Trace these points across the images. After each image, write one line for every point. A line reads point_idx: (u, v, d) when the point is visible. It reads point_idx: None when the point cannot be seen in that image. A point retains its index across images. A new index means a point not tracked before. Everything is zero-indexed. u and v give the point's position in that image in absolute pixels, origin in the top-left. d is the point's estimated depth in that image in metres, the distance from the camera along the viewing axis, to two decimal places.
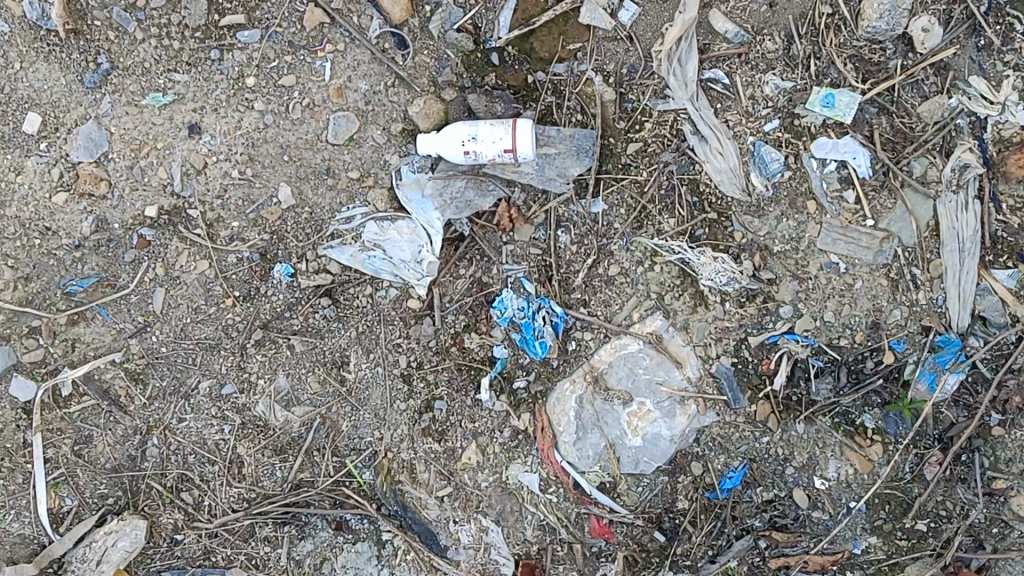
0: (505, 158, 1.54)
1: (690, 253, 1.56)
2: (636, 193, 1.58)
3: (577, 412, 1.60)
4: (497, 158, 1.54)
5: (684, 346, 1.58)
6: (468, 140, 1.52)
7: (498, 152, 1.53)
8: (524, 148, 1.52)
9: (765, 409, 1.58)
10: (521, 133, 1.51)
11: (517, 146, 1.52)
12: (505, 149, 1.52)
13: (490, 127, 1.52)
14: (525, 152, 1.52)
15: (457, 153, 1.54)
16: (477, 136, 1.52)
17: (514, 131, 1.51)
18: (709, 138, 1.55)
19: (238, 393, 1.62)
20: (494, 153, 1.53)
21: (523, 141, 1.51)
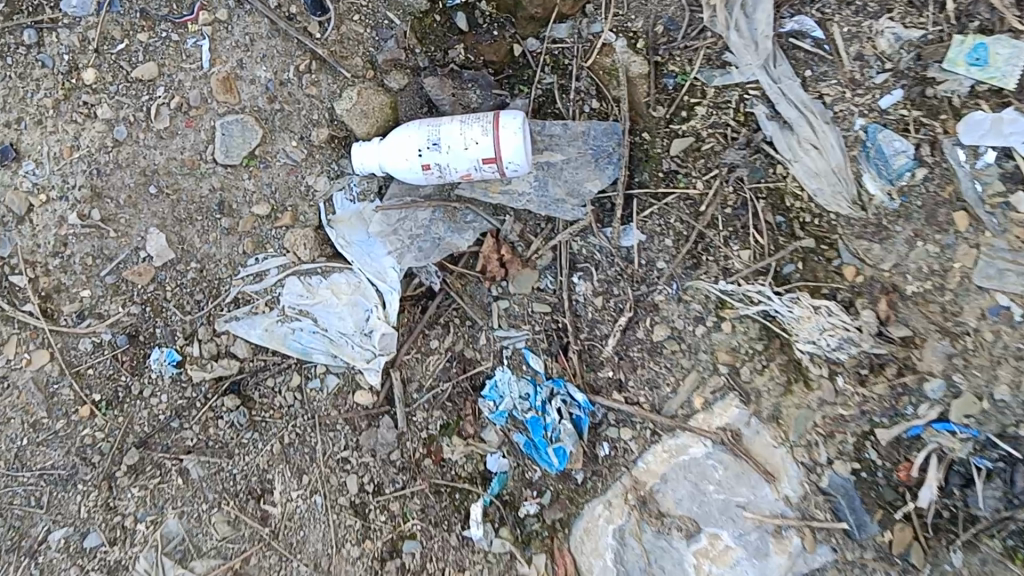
0: (486, 173, 1.01)
1: (778, 304, 1.01)
2: (688, 215, 1.05)
3: (617, 552, 1.05)
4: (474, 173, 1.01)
5: (777, 449, 1.03)
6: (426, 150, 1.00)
7: (474, 165, 1.00)
8: (513, 156, 0.99)
9: (905, 536, 1.00)
10: (505, 134, 0.98)
11: (501, 153, 0.99)
12: (482, 160, 0.99)
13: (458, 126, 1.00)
14: (514, 162, 0.99)
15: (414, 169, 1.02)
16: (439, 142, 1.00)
17: (494, 131, 0.98)
18: (796, 125, 1.00)
19: (105, 546, 1.06)
20: (468, 166, 1.00)
21: (509, 145, 0.98)
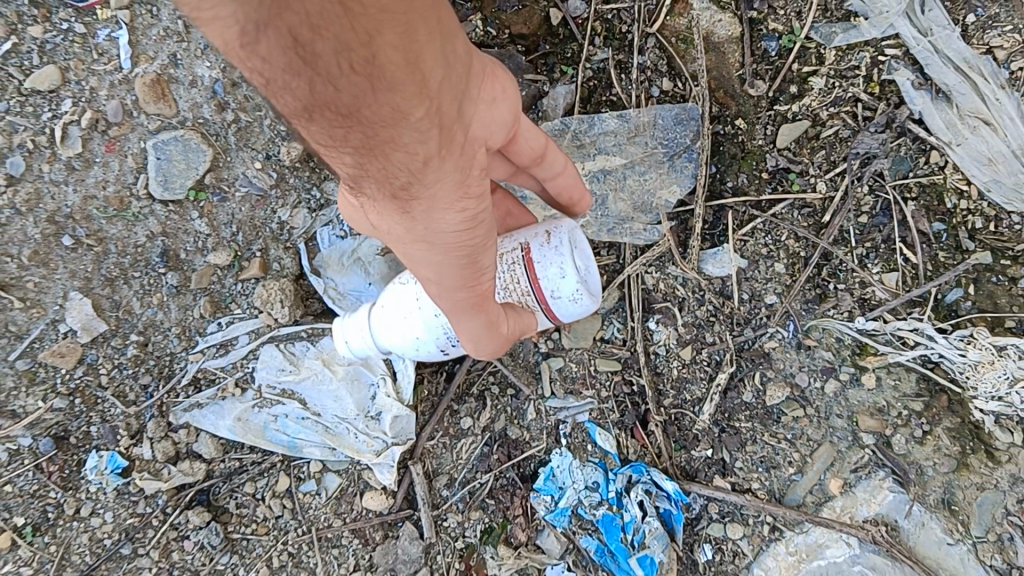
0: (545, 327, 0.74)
1: (943, 342, 0.72)
2: (805, 227, 0.77)
3: None
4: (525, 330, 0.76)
5: (954, 547, 0.72)
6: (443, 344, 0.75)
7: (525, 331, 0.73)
8: (568, 305, 0.70)
9: None
10: (541, 280, 0.69)
11: (553, 307, 0.70)
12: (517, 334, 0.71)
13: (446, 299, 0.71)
14: (571, 311, 0.71)
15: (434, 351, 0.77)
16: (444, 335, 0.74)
17: (528, 274, 0.69)
18: (959, 97, 0.70)
19: None
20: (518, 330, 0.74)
21: (563, 301, 0.70)
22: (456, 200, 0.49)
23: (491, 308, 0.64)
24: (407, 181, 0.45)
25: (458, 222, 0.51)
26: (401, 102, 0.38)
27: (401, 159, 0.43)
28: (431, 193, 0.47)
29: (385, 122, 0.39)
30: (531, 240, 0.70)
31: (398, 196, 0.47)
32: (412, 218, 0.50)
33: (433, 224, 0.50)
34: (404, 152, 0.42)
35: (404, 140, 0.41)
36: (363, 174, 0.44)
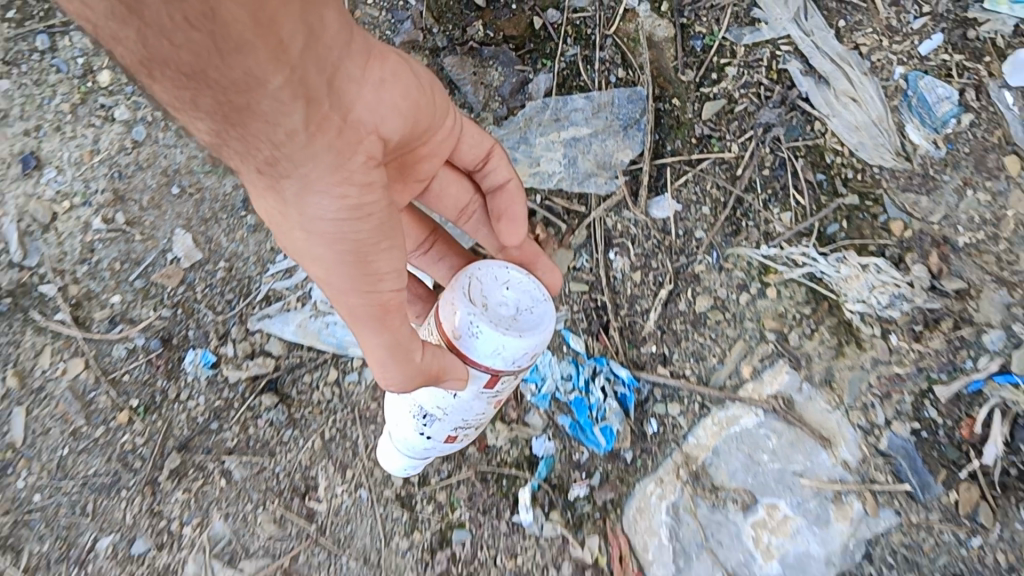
0: (496, 387, 0.77)
1: (823, 262, 0.99)
2: (725, 180, 1.03)
3: (673, 529, 0.98)
4: (483, 392, 0.78)
5: (832, 413, 0.98)
6: (415, 431, 0.87)
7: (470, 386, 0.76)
8: (492, 342, 0.72)
9: (971, 497, 0.93)
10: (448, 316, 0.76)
11: (465, 347, 0.72)
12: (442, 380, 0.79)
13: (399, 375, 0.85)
14: (504, 353, 0.72)
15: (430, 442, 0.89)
16: (409, 420, 0.86)
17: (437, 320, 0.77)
18: (834, 78, 1.01)
19: (155, 551, 1.00)
20: (470, 393, 0.78)
21: (478, 343, 0.72)
22: (335, 183, 0.64)
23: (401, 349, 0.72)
24: (271, 152, 0.61)
25: (337, 217, 0.66)
26: (243, 66, 0.53)
27: (262, 131, 0.59)
28: (293, 167, 0.62)
29: (234, 81, 0.54)
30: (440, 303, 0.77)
31: (270, 169, 0.63)
32: (284, 193, 0.65)
33: (314, 211, 0.66)
34: (265, 122, 0.58)
35: (256, 105, 0.56)
36: (224, 138, 0.60)
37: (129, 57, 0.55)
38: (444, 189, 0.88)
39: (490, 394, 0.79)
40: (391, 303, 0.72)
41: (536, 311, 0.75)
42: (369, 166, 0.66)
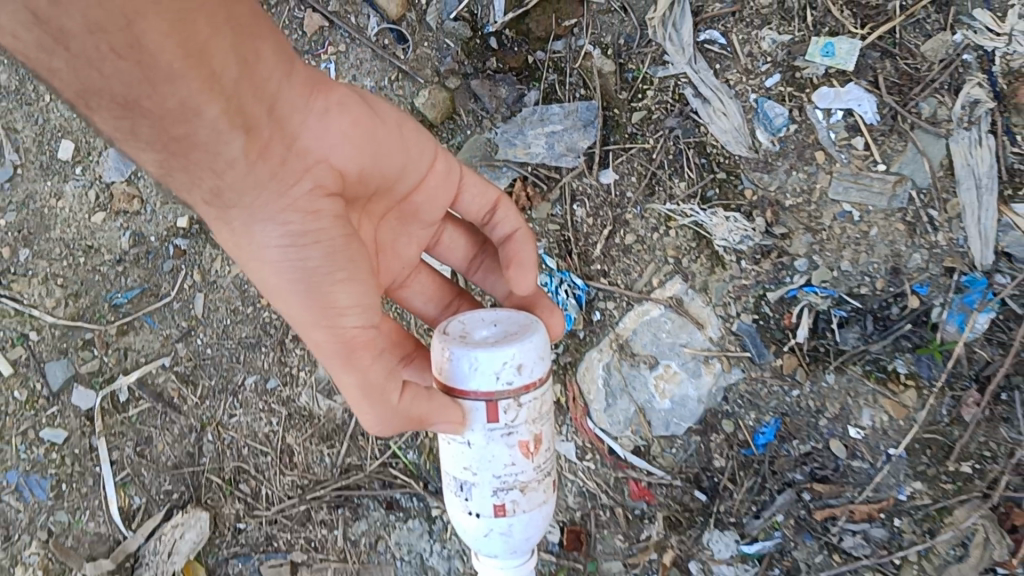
0: (499, 419, 1.23)
1: (702, 214, 1.59)
2: (645, 160, 1.61)
3: (606, 379, 1.66)
4: (492, 426, 1.23)
5: (705, 307, 1.61)
6: (466, 509, 1.30)
7: (480, 420, 1.23)
8: (475, 360, 1.20)
9: (792, 362, 1.60)
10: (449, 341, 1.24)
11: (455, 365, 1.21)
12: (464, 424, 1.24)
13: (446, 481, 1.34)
14: (490, 370, 1.20)
15: (488, 520, 1.29)
16: (459, 506, 1.31)
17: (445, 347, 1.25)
18: (711, 101, 1.57)
19: (281, 386, 1.70)
20: (482, 433, 1.24)
21: (467, 368, 1.20)
22: (280, 214, 1.09)
23: (379, 390, 1.16)
24: (220, 180, 1.06)
25: (286, 243, 1.11)
26: (174, 97, 0.95)
27: (216, 166, 1.04)
28: (234, 191, 1.07)
29: (173, 113, 0.97)
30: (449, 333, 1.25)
31: (225, 197, 1.08)
32: (235, 217, 1.10)
33: (271, 243, 1.11)
34: (208, 152, 1.03)
35: (190, 133, 1.00)
36: (179, 167, 1.05)
37: (83, 97, 0.97)
38: (453, 240, 1.47)
39: (501, 430, 1.24)
40: (356, 340, 1.15)
41: (507, 339, 1.22)
42: (309, 200, 1.11)
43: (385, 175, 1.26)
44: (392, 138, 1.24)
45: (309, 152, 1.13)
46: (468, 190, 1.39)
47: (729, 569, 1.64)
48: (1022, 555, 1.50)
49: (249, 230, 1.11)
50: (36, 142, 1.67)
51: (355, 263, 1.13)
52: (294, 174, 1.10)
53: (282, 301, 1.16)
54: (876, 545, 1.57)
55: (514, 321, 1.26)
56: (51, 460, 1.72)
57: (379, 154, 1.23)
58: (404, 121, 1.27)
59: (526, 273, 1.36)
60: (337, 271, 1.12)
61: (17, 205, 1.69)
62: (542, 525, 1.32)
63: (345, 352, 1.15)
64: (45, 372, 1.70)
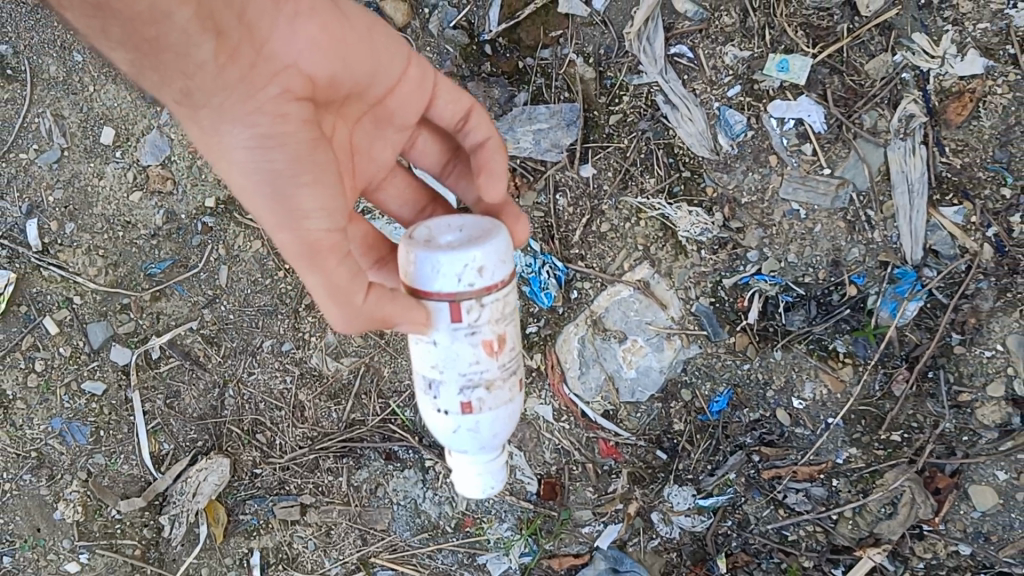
0: (463, 318, 1.30)
1: (669, 208, 1.80)
2: (620, 158, 1.81)
3: (580, 350, 1.88)
4: (457, 325, 1.30)
5: (669, 291, 1.83)
6: (436, 408, 1.39)
7: (444, 320, 1.30)
8: (437, 263, 1.27)
9: (743, 340, 1.82)
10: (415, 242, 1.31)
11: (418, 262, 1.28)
12: (429, 324, 1.31)
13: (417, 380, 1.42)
14: (451, 272, 1.26)
15: (458, 419, 1.38)
16: (429, 405, 1.40)
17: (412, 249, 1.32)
18: (679, 107, 1.77)
19: (295, 349, 1.92)
20: (448, 331, 1.31)
21: (430, 270, 1.27)
22: (247, 116, 1.18)
23: (343, 292, 1.24)
24: (191, 81, 1.15)
25: (254, 143, 1.19)
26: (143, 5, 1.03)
27: (186, 68, 1.13)
28: (203, 92, 1.16)
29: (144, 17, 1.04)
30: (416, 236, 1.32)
31: (196, 98, 1.17)
32: (205, 117, 1.20)
33: (238, 143, 1.20)
34: (178, 54, 1.11)
35: (159, 35, 1.07)
36: (151, 68, 1.13)
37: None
38: (428, 145, 1.55)
39: (466, 328, 1.31)
40: (320, 240, 1.23)
41: (471, 239, 1.28)
42: (275, 104, 1.19)
43: (357, 81, 1.34)
44: (363, 46, 1.32)
45: (276, 59, 1.21)
46: (442, 98, 1.45)
47: (687, 519, 1.91)
48: (942, 513, 1.78)
49: (220, 131, 1.20)
50: (80, 128, 1.83)
51: (318, 168, 1.21)
52: (261, 78, 1.18)
53: (251, 199, 1.26)
54: (816, 502, 1.84)
55: (481, 224, 1.32)
56: (91, 409, 1.96)
57: (350, 60, 1.31)
58: (375, 26, 1.35)
59: (495, 181, 1.42)
60: (299, 170, 1.20)
61: (64, 182, 1.86)
62: (510, 424, 1.42)
63: (310, 253, 1.23)
64: (88, 332, 1.92)
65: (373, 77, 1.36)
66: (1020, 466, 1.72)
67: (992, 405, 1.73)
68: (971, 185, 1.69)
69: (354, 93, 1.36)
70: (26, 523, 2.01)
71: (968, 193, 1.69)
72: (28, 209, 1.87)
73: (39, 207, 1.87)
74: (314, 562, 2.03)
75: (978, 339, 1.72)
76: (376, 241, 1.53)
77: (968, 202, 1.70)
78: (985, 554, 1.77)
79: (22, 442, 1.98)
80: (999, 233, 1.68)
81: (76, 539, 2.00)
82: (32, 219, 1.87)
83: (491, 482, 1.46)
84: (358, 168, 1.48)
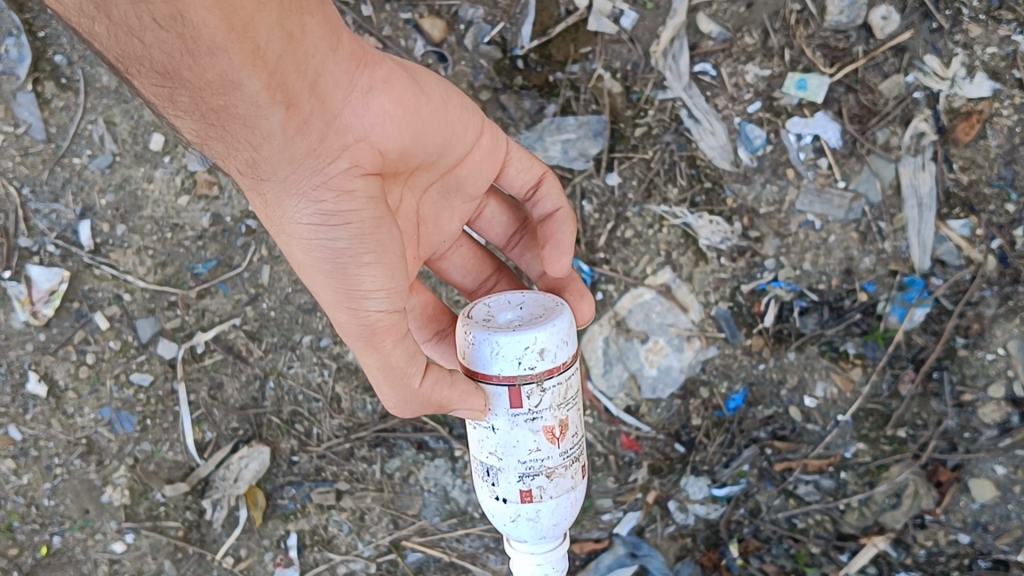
0: (523, 404, 1.45)
1: (690, 217, 1.89)
2: (644, 168, 1.90)
3: (604, 348, 1.97)
4: (517, 410, 1.46)
5: (690, 294, 1.93)
6: (496, 495, 1.54)
7: (504, 404, 1.46)
8: (500, 347, 1.42)
9: (759, 342, 1.92)
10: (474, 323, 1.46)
11: (481, 342, 1.43)
12: (487, 408, 1.47)
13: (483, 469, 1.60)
14: (512, 354, 1.41)
15: (516, 505, 1.53)
16: (490, 493, 1.55)
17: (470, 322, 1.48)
18: (701, 122, 1.86)
19: (333, 344, 2.02)
20: (508, 418, 1.47)
21: (491, 354, 1.43)
22: (315, 193, 1.30)
23: (397, 367, 1.39)
24: (256, 152, 1.27)
25: (320, 219, 1.31)
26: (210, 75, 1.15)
27: (255, 137, 1.25)
28: (266, 163, 1.28)
29: (219, 94, 1.19)
30: (476, 315, 1.48)
31: (260, 170, 1.30)
32: (269, 189, 1.33)
33: (305, 216, 1.32)
34: (246, 125, 1.23)
35: (241, 118, 1.23)
36: (239, 160, 1.31)
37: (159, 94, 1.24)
38: (494, 214, 1.74)
39: (525, 415, 1.46)
40: (381, 324, 1.36)
41: (531, 322, 1.44)
42: (345, 180, 1.30)
43: (424, 153, 1.47)
44: (433, 122, 1.45)
45: (352, 134, 1.32)
46: (512, 165, 1.64)
47: (702, 508, 2.01)
48: (945, 505, 1.89)
49: (286, 204, 1.33)
50: (131, 135, 1.96)
51: (380, 246, 1.33)
52: (332, 153, 1.30)
53: (311, 274, 1.38)
54: (825, 493, 1.95)
55: (539, 304, 1.50)
56: (139, 399, 2.08)
57: (419, 132, 1.43)
58: (448, 98, 1.48)
59: (561, 254, 1.61)
60: (365, 254, 1.32)
61: (115, 186, 1.98)
62: (568, 512, 1.55)
63: (369, 335, 1.37)
64: (136, 326, 2.04)
65: (441, 144, 1.50)
66: (1018, 461, 1.84)
67: (993, 404, 1.85)
68: (977, 201, 1.80)
69: (419, 161, 1.49)
70: (75, 505, 2.12)
71: (974, 208, 1.80)
72: (81, 211, 1.99)
73: (91, 209, 1.99)
74: (348, 545, 2.12)
75: (981, 343, 1.84)
76: (436, 312, 1.68)
77: (974, 215, 1.80)
78: (983, 543, 1.88)
79: (72, 429, 2.09)
80: (1003, 245, 1.80)
81: (123, 520, 2.12)
82: (84, 221, 2.00)
83: (549, 570, 1.58)
84: (425, 238, 1.64)
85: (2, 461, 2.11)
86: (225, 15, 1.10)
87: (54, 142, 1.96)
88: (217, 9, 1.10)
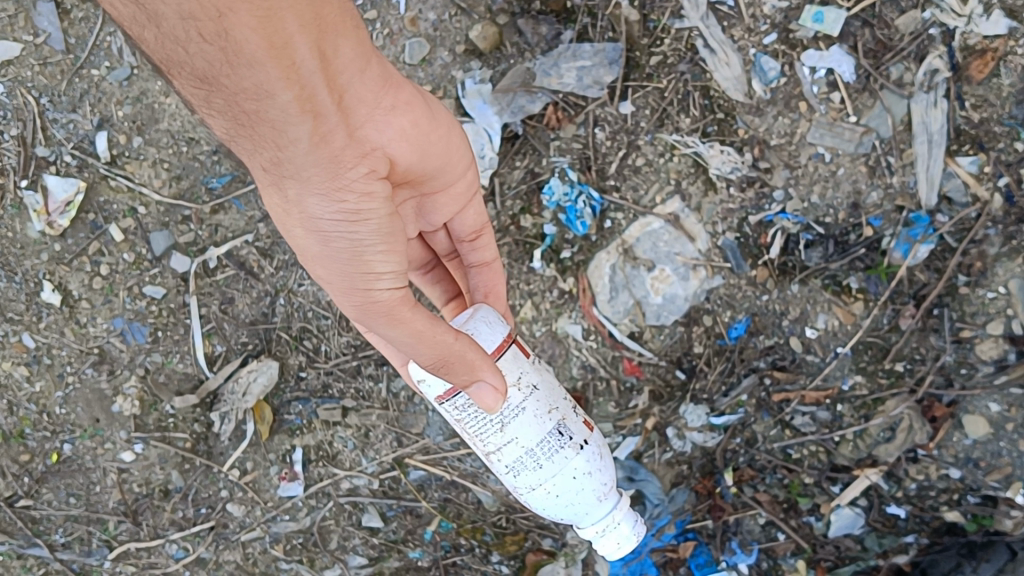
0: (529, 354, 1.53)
1: (702, 146, 1.92)
2: (658, 97, 1.93)
3: (611, 275, 1.99)
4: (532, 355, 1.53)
5: (697, 224, 1.96)
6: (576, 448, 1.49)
7: (526, 359, 1.50)
8: (491, 316, 1.51)
9: (764, 273, 1.95)
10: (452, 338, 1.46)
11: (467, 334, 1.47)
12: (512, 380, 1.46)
13: (532, 465, 1.46)
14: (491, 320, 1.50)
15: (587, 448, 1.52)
16: (570, 455, 1.48)
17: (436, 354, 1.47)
18: (717, 52, 1.89)
19: None
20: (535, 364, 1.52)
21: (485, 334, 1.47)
22: (335, 195, 1.33)
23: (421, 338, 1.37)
24: (279, 154, 1.27)
25: (342, 217, 1.35)
26: (245, 81, 1.13)
27: (281, 141, 1.24)
28: (289, 165, 1.29)
29: (251, 101, 1.16)
30: None
31: (281, 171, 1.30)
32: (287, 188, 1.33)
33: (322, 213, 1.35)
34: (276, 130, 1.22)
35: (266, 125, 1.21)
36: (256, 157, 1.31)
37: (189, 90, 1.22)
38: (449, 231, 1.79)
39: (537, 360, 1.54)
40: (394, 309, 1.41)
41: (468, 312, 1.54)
42: (364, 185, 1.34)
43: (427, 168, 1.51)
44: (439, 140, 1.49)
45: (372, 145, 1.36)
46: (470, 213, 1.69)
47: (699, 435, 2.04)
48: (938, 439, 1.93)
49: (305, 201, 1.34)
50: None
51: (392, 238, 1.39)
52: (354, 161, 1.32)
53: (325, 257, 1.43)
54: (821, 424, 1.98)
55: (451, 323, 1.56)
56: (151, 311, 2.12)
57: (427, 151, 1.47)
58: (452, 127, 1.52)
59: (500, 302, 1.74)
60: (382, 246, 1.38)
61: (132, 99, 2.03)
62: None
63: (389, 312, 1.41)
64: (150, 240, 2.09)
65: (439, 164, 1.53)
66: (1012, 399, 1.87)
67: (990, 341, 1.87)
68: (987, 138, 1.83)
69: (421, 175, 1.52)
70: (86, 413, 2.16)
71: (984, 145, 1.83)
72: (98, 122, 2.05)
73: (108, 121, 2.05)
74: (353, 461, 2.15)
75: (983, 282, 1.87)
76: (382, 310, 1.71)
77: (983, 153, 1.83)
78: (973, 478, 1.91)
79: (85, 338, 2.13)
80: (1010, 183, 1.82)
81: (132, 431, 2.17)
82: (101, 132, 2.05)
83: (620, 522, 1.57)
84: None
85: (15, 368, 2.16)
86: (268, 32, 1.09)
87: (72, 54, 2.03)
88: (260, 25, 1.08)
